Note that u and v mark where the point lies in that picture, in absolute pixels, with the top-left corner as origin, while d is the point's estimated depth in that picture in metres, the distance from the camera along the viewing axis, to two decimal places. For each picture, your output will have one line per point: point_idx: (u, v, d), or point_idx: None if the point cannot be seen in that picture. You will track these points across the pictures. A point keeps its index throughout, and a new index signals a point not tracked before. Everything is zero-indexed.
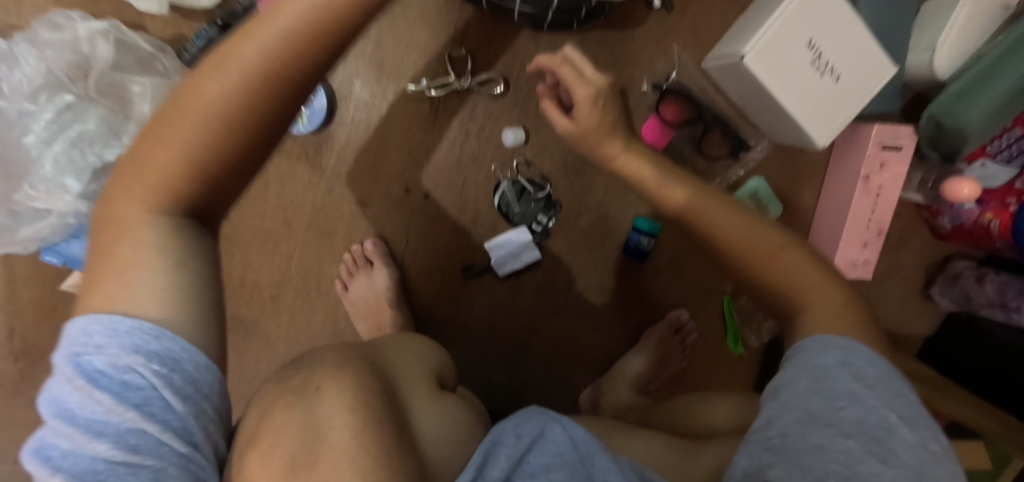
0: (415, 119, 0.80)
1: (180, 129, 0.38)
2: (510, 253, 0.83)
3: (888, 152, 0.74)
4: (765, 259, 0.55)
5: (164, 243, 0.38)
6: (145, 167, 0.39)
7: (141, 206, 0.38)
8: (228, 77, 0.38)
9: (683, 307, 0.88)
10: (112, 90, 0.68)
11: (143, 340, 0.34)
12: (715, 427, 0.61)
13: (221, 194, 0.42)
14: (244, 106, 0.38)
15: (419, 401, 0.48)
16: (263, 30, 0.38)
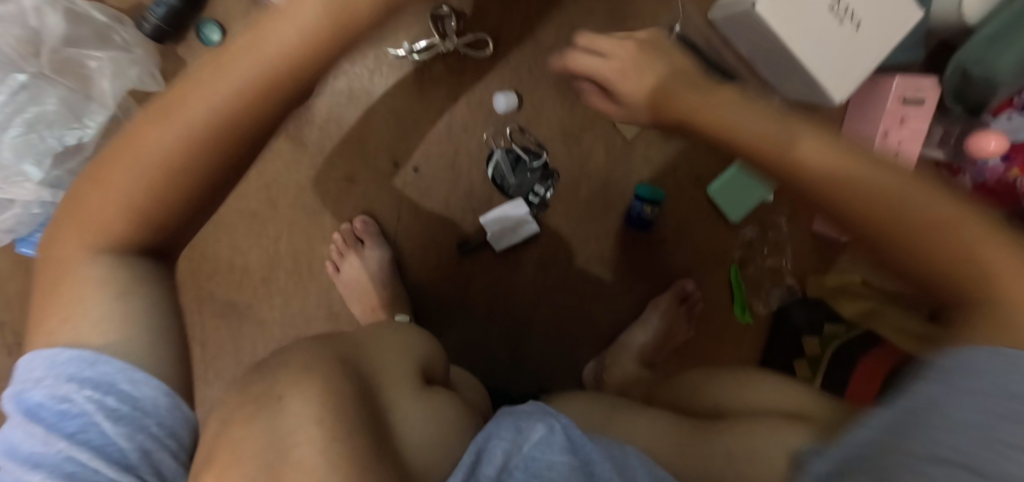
0: (401, 87, 0.75)
1: (118, 170, 0.39)
2: (508, 227, 0.79)
3: (909, 106, 0.70)
4: (911, 220, 0.35)
5: (104, 282, 0.40)
6: (87, 208, 0.41)
7: (83, 249, 0.41)
8: (173, 129, 0.39)
9: (689, 277, 0.84)
10: (67, 68, 0.62)
11: (79, 369, 0.38)
12: (749, 410, 0.57)
13: (172, 234, 0.44)
14: (190, 160, 0.39)
15: (401, 399, 0.49)
16: (208, 90, 0.39)
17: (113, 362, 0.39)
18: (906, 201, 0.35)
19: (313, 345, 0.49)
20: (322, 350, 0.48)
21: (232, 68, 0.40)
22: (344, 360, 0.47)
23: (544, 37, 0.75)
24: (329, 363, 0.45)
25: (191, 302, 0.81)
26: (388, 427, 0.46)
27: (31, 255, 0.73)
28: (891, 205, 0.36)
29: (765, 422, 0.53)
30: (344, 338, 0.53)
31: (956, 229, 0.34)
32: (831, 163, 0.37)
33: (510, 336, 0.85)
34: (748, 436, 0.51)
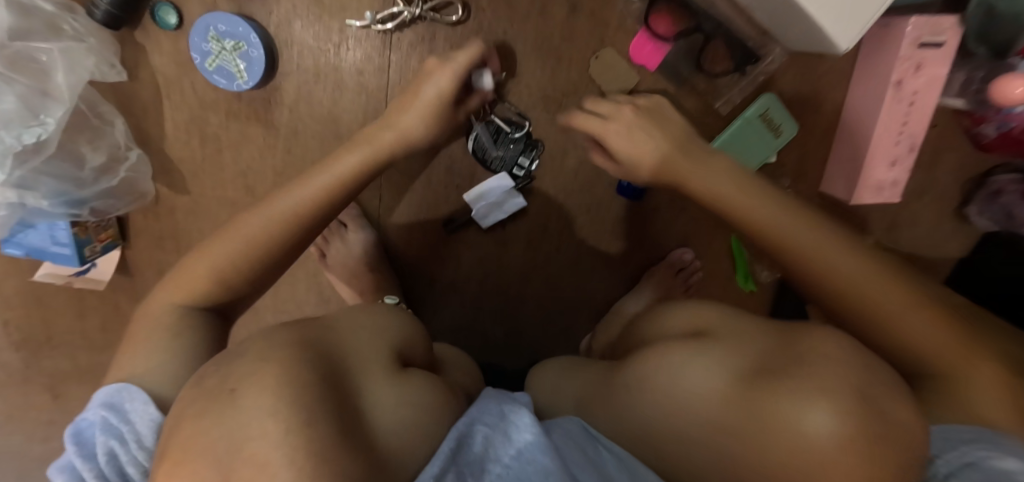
0: (370, 60, 0.69)
1: (218, 247, 0.55)
2: (493, 203, 0.76)
3: (926, 51, 0.62)
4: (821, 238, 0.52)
5: (170, 321, 0.52)
6: (183, 274, 0.55)
7: (173, 300, 0.54)
8: (264, 217, 0.56)
9: (686, 246, 0.81)
10: (15, 61, 0.59)
11: (111, 396, 0.45)
12: (660, 335, 0.57)
13: (236, 298, 0.57)
14: (276, 238, 0.56)
15: (373, 385, 0.47)
16: (305, 185, 0.58)
17: (134, 388, 0.45)
18: (829, 260, 0.50)
19: (276, 331, 0.47)
20: (286, 335, 0.46)
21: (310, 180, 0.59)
22: (309, 345, 0.45)
23: None
24: (295, 349, 0.44)
25: None
26: (358, 414, 0.44)
27: (21, 255, 0.73)
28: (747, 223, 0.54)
29: (666, 343, 0.53)
30: (306, 320, 0.51)
31: (787, 238, 0.52)
32: (718, 197, 0.57)
33: (505, 314, 0.83)
34: (646, 360, 0.52)
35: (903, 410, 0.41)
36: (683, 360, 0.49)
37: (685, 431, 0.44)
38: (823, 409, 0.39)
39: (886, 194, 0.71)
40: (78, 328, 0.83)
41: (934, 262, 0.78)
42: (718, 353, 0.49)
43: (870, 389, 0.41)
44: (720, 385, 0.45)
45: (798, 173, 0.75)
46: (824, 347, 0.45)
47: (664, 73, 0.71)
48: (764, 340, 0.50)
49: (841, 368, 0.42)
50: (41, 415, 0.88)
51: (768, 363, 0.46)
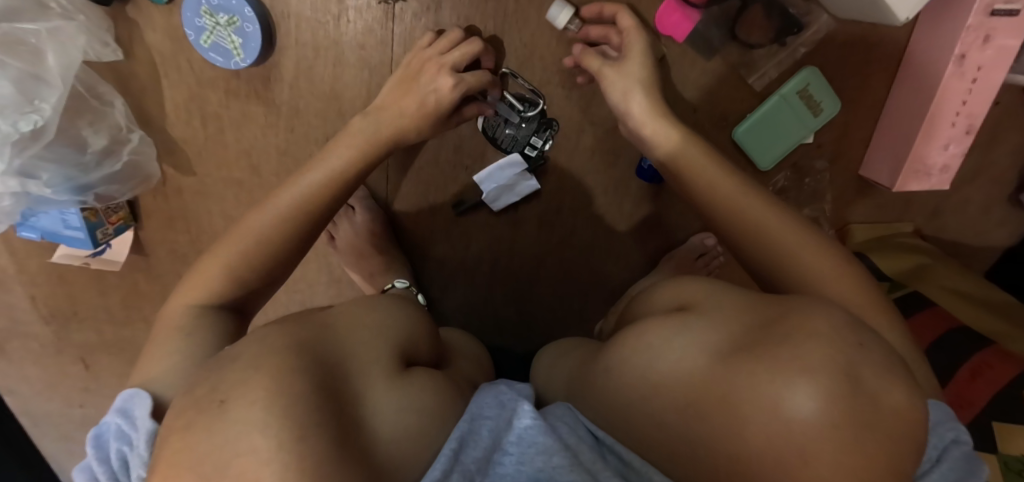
0: (371, 33, 0.65)
1: (230, 246, 0.55)
2: (504, 185, 0.73)
3: (997, 19, 0.55)
4: (789, 233, 0.52)
5: (185, 323, 0.51)
6: (197, 276, 0.54)
7: (185, 300, 0.53)
8: (269, 212, 0.56)
9: (710, 231, 0.77)
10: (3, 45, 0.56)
11: (125, 401, 0.45)
12: (651, 311, 0.55)
13: (253, 294, 0.56)
14: (292, 233, 0.56)
15: (371, 389, 0.46)
16: (308, 177, 0.57)
17: (142, 394, 0.45)
18: (792, 252, 0.51)
19: (270, 330, 0.47)
20: (280, 340, 0.45)
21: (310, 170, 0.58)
22: (294, 346, 0.44)
23: None
24: (282, 352, 0.43)
25: None
26: (356, 425, 0.43)
27: (36, 238, 0.74)
28: (746, 219, 0.54)
29: (651, 320, 0.51)
30: (302, 314, 0.52)
31: (773, 235, 0.52)
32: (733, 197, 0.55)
33: (516, 294, 0.81)
34: (626, 340, 0.51)
35: (892, 392, 0.37)
36: (661, 339, 0.47)
37: (663, 415, 0.43)
38: (806, 390, 0.36)
39: (934, 180, 0.64)
40: (100, 303, 0.85)
41: (978, 249, 0.73)
42: (703, 327, 0.46)
43: (853, 363, 0.37)
44: (696, 364, 0.43)
45: (836, 155, 0.69)
46: (811, 320, 0.41)
47: (693, 44, 0.65)
48: (749, 310, 0.46)
49: (826, 344, 0.38)
50: (74, 383, 0.92)
51: (750, 336, 0.43)
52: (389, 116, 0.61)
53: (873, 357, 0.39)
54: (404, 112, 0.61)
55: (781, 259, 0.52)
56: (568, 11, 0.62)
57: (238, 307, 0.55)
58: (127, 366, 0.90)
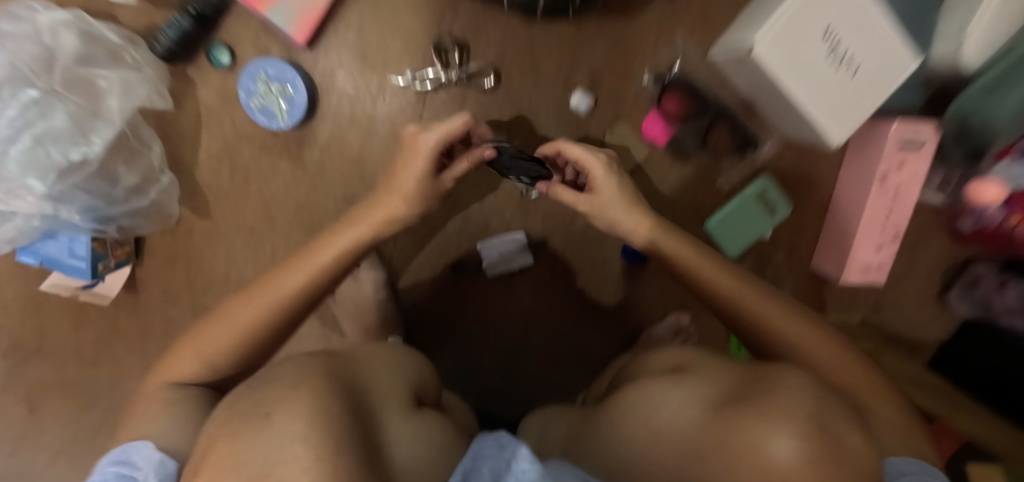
0: (401, 113, 0.74)
1: (211, 330, 0.55)
2: (503, 257, 0.80)
3: (907, 151, 0.69)
4: (798, 321, 0.59)
5: (163, 396, 0.51)
6: (173, 364, 0.54)
7: (161, 380, 0.54)
8: (263, 296, 0.56)
9: (684, 310, 0.83)
10: (77, 85, 0.64)
11: (110, 458, 0.45)
12: (646, 371, 0.60)
13: (223, 378, 0.55)
14: (278, 317, 0.56)
15: (392, 421, 0.43)
16: (311, 256, 0.59)
17: (138, 442, 0.46)
18: (798, 335, 0.58)
19: (298, 359, 0.46)
20: (312, 366, 0.44)
21: (309, 254, 0.59)
22: (332, 375, 0.43)
23: (547, 68, 0.72)
24: (316, 378, 0.41)
25: (186, 315, 0.80)
26: (377, 447, 0.39)
27: (35, 264, 0.75)
28: (755, 297, 0.61)
29: (649, 380, 0.56)
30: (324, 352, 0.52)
31: (786, 314, 0.60)
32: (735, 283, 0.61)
33: (503, 361, 0.84)
34: (627, 400, 0.55)
35: (855, 438, 0.42)
36: (660, 395, 0.52)
37: (663, 461, 0.46)
38: (783, 433, 0.39)
39: (873, 276, 0.75)
40: (73, 338, 0.83)
41: (916, 343, 0.82)
42: (696, 384, 0.52)
43: (824, 415, 0.42)
44: (692, 415, 0.48)
45: (791, 248, 0.80)
46: (789, 379, 0.47)
47: (673, 149, 0.77)
48: (735, 373, 0.53)
49: (803, 396, 0.44)
50: (9, 429, 0.85)
51: (737, 392, 0.48)
52: (382, 200, 0.62)
53: (847, 424, 0.43)
54: (402, 185, 0.62)
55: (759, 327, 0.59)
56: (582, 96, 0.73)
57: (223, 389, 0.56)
58: (80, 410, 0.85)
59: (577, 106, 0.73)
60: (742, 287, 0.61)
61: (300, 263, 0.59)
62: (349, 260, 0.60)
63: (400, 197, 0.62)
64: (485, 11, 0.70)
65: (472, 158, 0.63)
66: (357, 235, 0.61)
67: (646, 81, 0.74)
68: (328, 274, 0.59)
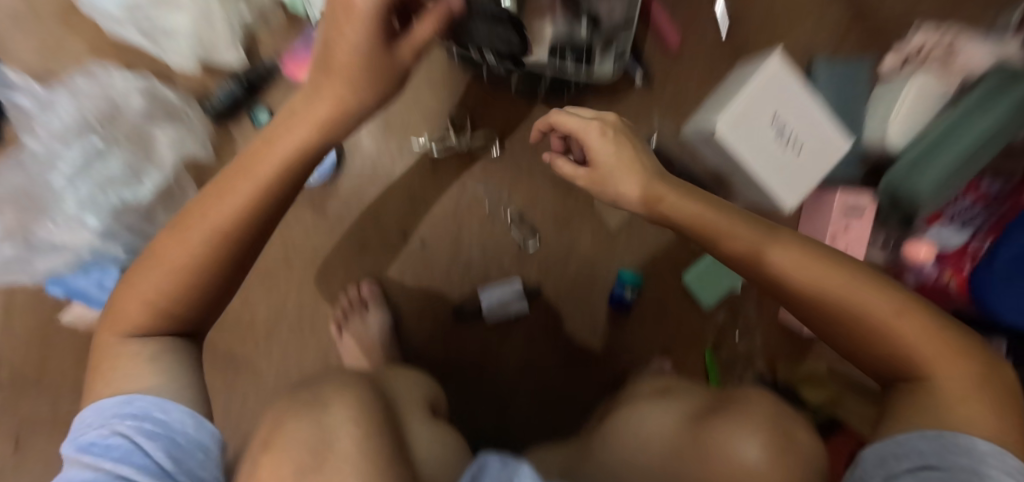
0: (416, 171, 0.84)
1: (148, 276, 0.50)
2: (500, 302, 0.86)
3: (852, 216, 0.81)
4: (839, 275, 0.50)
5: (134, 352, 0.50)
6: (121, 310, 0.51)
7: (115, 334, 0.51)
8: (194, 235, 0.50)
9: (666, 356, 0.90)
10: (136, 138, 0.74)
11: (121, 407, 0.47)
12: (631, 394, 0.66)
13: (182, 319, 0.52)
14: (212, 254, 0.50)
15: (414, 422, 0.51)
16: (241, 178, 0.51)
17: (143, 396, 0.47)
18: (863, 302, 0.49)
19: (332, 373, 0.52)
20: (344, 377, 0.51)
21: (242, 177, 0.51)
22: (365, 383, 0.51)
23: (545, 138, 0.84)
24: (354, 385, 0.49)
25: None
26: (406, 450, 0.46)
27: (59, 295, 0.80)
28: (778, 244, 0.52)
29: (636, 399, 0.62)
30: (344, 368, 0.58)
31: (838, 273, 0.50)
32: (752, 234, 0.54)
33: (495, 402, 0.89)
34: (620, 419, 0.60)
35: (807, 438, 0.51)
36: (648, 411, 0.58)
37: (647, 461, 0.51)
38: (756, 443, 0.48)
39: None
40: (76, 369, 0.86)
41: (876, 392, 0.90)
42: (678, 400, 0.58)
43: (783, 421, 0.51)
44: (671, 423, 0.54)
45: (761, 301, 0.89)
46: (756, 395, 0.55)
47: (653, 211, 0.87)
48: (707, 392, 0.60)
49: (768, 408, 0.52)
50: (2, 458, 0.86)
51: (712, 404, 0.55)
52: (335, 90, 0.56)
53: (806, 429, 0.52)
54: (342, 64, 0.54)
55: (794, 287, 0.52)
56: None
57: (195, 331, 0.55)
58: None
59: None
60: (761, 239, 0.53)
61: (233, 184, 0.51)
62: (293, 172, 0.53)
63: (344, 80, 0.55)
64: (495, 90, 0.82)
65: (440, 14, 0.57)
66: (299, 137, 0.54)
67: None
68: (263, 190, 0.51)
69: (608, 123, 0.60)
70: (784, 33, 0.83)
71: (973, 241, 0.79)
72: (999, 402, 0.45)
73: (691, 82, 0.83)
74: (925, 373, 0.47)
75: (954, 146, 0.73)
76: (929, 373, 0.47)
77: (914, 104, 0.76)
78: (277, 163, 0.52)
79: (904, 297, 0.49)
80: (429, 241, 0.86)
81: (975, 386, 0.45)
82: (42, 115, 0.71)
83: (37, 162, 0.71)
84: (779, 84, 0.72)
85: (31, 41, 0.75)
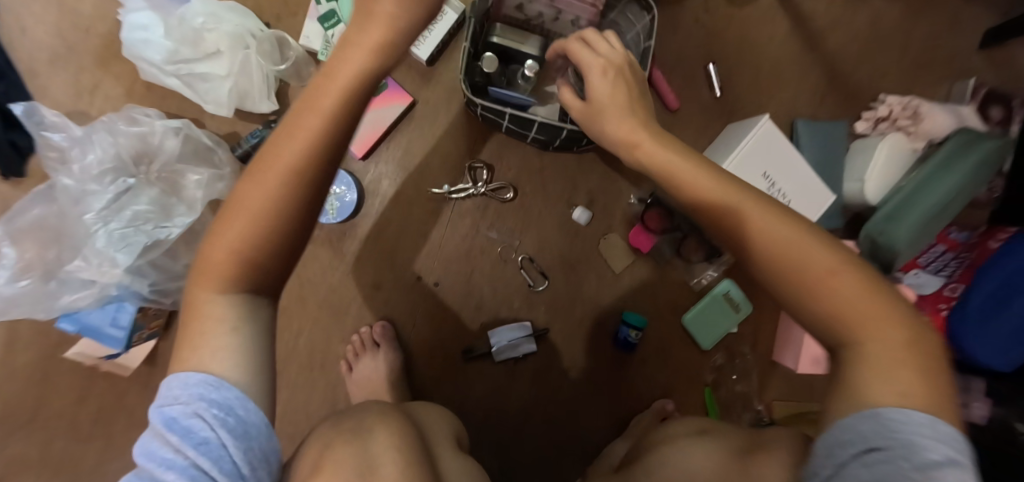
0: (431, 215, 0.88)
1: (229, 227, 0.46)
2: (510, 344, 0.89)
3: None
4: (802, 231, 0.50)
5: (225, 315, 0.47)
6: (206, 263, 0.47)
7: (208, 289, 0.47)
8: (269, 184, 0.45)
9: (667, 398, 0.93)
10: (169, 178, 0.76)
11: (206, 390, 0.43)
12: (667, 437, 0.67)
13: (266, 275, 0.48)
14: (293, 201, 0.46)
15: (443, 456, 0.59)
16: (320, 108, 0.46)
17: (226, 384, 0.44)
18: (805, 257, 0.48)
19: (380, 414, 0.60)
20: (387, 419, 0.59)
21: (317, 108, 0.46)
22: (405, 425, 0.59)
23: (554, 187, 0.89)
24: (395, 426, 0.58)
25: None
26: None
27: (68, 330, 0.79)
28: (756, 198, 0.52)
29: (669, 443, 0.64)
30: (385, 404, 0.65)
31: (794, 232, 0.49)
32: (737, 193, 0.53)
33: (502, 442, 0.90)
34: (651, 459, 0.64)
35: None
36: (682, 448, 0.62)
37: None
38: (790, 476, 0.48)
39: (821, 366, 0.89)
40: (73, 407, 0.84)
41: None
42: (719, 442, 0.61)
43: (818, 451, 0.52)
44: (707, 461, 0.57)
45: (754, 342, 0.94)
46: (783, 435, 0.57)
47: (653, 256, 0.92)
48: (743, 432, 0.64)
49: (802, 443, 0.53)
50: None
51: (746, 446, 0.58)
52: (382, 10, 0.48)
53: None
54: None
55: (733, 230, 0.52)
56: (586, 212, 0.89)
57: (273, 292, 0.50)
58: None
59: (579, 219, 0.89)
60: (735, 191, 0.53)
61: (301, 123, 0.46)
62: (358, 110, 0.48)
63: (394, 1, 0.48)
64: (508, 142, 0.88)
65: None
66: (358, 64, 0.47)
67: (633, 200, 0.91)
68: (333, 129, 0.46)
69: (610, 60, 0.62)
70: (770, 95, 0.92)
71: (945, 287, 0.88)
72: (925, 363, 0.44)
73: (688, 138, 0.90)
74: (852, 338, 0.46)
75: (930, 194, 0.80)
76: (855, 338, 0.46)
77: (886, 161, 0.86)
78: (340, 100, 0.46)
79: (845, 258, 0.48)
80: (442, 283, 0.89)
81: (903, 349, 0.45)
82: (78, 154, 0.73)
83: (71, 198, 0.73)
84: (770, 145, 0.79)
85: (70, 82, 0.79)
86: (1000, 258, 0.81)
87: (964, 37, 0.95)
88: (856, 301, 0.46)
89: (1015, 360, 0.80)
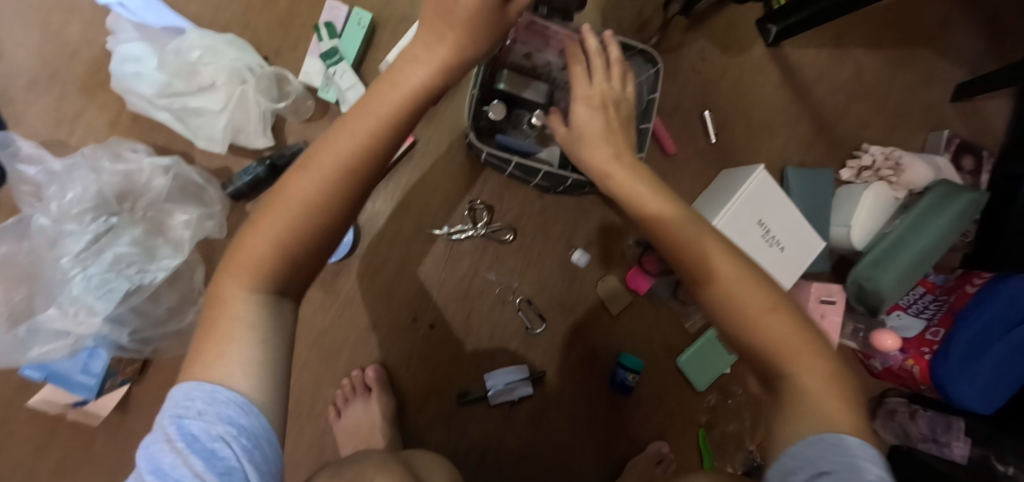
0: (428, 255, 0.86)
1: (269, 218, 0.44)
2: (506, 387, 0.86)
3: (824, 305, 0.94)
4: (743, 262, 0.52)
5: (253, 318, 0.44)
6: (240, 253, 0.45)
7: (237, 284, 0.44)
8: (319, 174, 0.45)
9: (662, 440, 0.92)
10: (155, 217, 0.73)
11: (235, 414, 0.40)
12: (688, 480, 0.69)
13: (298, 270, 0.46)
14: (342, 195, 0.45)
15: None
16: (377, 107, 0.47)
17: (253, 411, 0.41)
18: (742, 293, 0.49)
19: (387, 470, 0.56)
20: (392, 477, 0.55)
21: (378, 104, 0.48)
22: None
23: (553, 227, 0.89)
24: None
25: None
26: None
27: (34, 377, 0.74)
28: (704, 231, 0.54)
29: None
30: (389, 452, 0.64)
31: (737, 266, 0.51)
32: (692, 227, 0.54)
33: None
34: None
35: None
36: None
37: None
38: None
39: None
40: (33, 459, 0.77)
41: None
42: None
43: None
44: None
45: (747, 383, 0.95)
46: None
47: (649, 297, 0.92)
48: None
49: None
50: None
51: None
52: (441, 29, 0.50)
53: None
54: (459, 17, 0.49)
55: (679, 257, 0.53)
56: (585, 255, 0.89)
57: (297, 293, 0.48)
58: None
59: (578, 261, 0.89)
60: (686, 222, 0.54)
61: (354, 122, 0.47)
62: (415, 114, 0.50)
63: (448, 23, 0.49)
64: (509, 183, 0.87)
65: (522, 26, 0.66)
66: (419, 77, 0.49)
67: (631, 242, 0.91)
68: (388, 128, 0.47)
69: (599, 91, 0.62)
70: (762, 143, 0.95)
71: (928, 330, 0.88)
72: (853, 397, 0.45)
73: (684, 182, 0.92)
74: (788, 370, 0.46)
75: (914, 244, 0.84)
76: (791, 371, 0.46)
77: (870, 209, 0.88)
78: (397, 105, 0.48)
79: (780, 295, 0.50)
80: (438, 324, 0.87)
81: (828, 379, 0.46)
82: (56, 192, 0.69)
83: (46, 239, 0.68)
84: (766, 193, 0.81)
85: (50, 111, 0.75)
86: (976, 305, 0.82)
87: (939, 93, 1.00)
88: (792, 338, 0.47)
89: (990, 404, 0.81)
